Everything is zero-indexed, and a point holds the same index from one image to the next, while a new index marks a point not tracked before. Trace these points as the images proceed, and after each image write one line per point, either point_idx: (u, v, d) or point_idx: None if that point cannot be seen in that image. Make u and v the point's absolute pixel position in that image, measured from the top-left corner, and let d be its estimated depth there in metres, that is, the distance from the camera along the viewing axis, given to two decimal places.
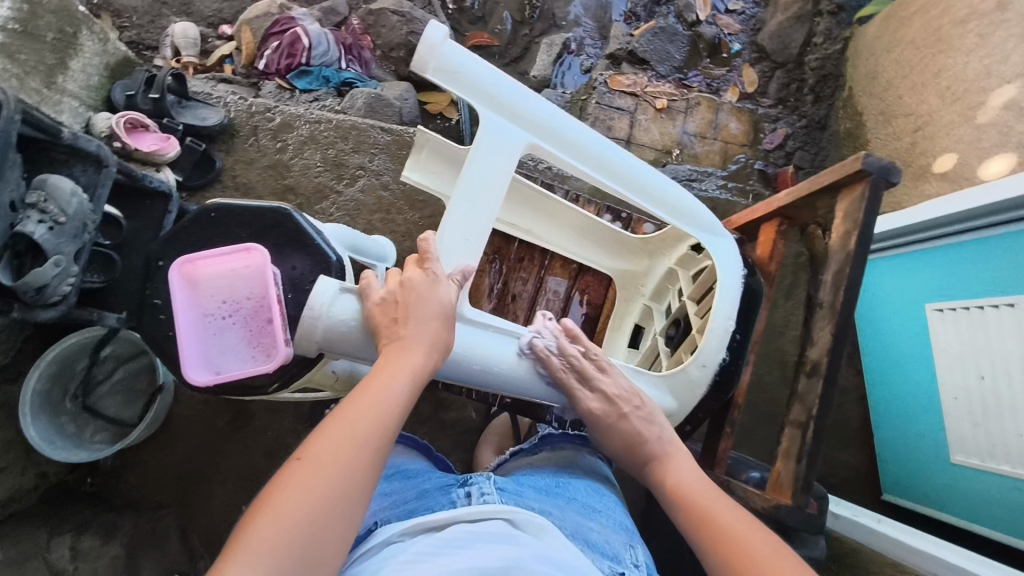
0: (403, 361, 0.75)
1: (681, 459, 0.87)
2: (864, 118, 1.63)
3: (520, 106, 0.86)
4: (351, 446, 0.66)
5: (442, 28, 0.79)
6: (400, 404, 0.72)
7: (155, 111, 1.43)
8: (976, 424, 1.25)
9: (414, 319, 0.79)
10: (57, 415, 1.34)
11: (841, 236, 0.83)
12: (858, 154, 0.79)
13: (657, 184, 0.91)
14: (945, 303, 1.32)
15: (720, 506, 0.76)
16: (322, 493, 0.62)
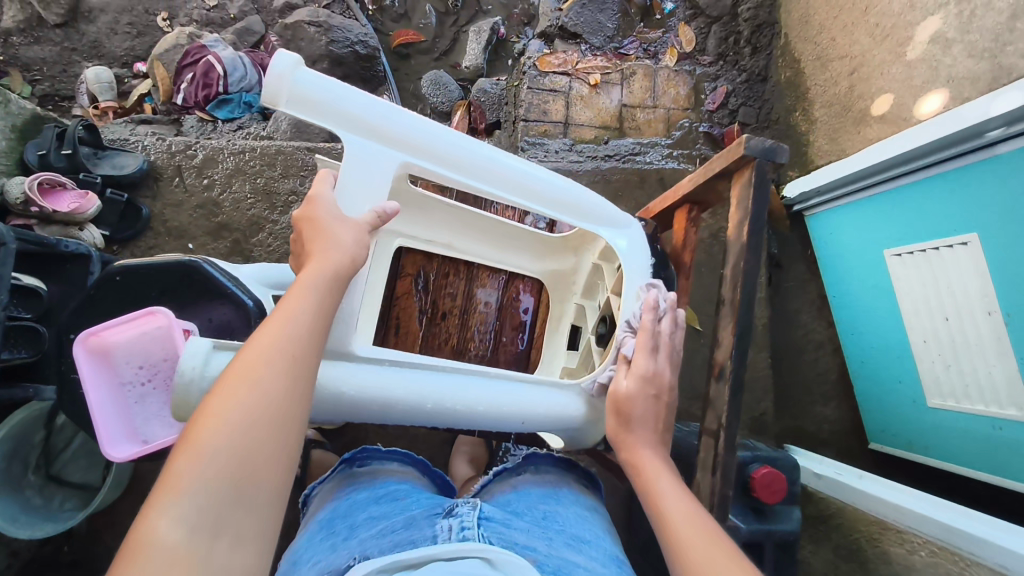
0: (320, 272, 0.68)
1: (643, 403, 0.76)
2: (802, 65, 1.56)
3: (389, 126, 0.79)
4: (268, 361, 0.58)
5: (289, 56, 0.73)
6: (320, 311, 0.65)
7: (71, 167, 1.38)
8: (948, 367, 1.21)
9: (324, 238, 0.71)
10: (21, 490, 1.27)
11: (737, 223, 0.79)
12: (741, 137, 0.76)
13: (552, 189, 0.86)
14: (902, 248, 1.27)
15: (698, 526, 0.63)
16: (246, 416, 0.54)
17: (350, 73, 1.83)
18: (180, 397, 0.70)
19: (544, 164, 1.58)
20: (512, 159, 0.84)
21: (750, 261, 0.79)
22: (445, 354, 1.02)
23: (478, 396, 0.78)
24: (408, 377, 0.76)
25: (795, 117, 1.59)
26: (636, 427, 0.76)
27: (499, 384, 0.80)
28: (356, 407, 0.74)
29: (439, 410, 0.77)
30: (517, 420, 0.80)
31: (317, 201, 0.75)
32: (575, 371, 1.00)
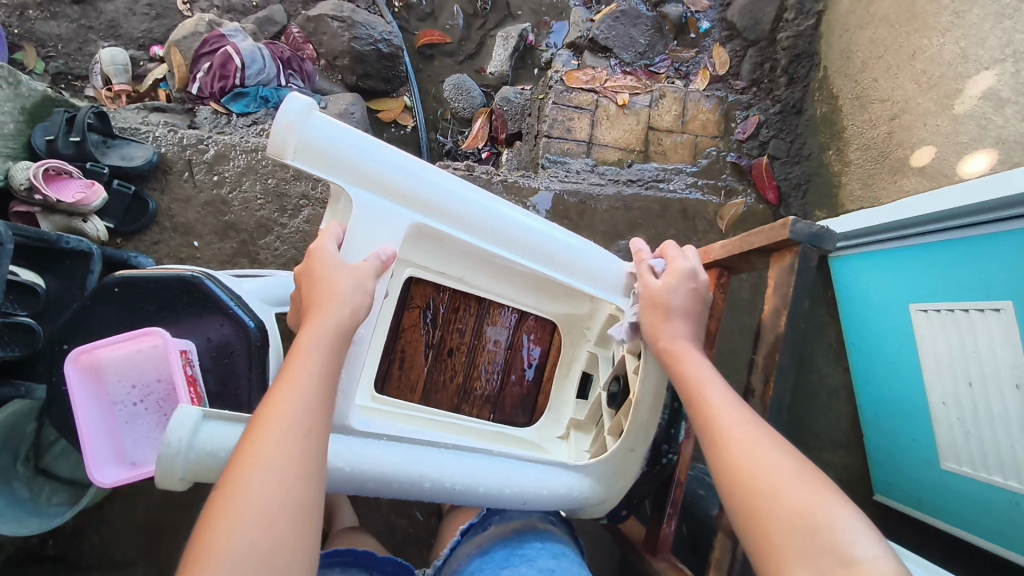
0: (315, 345, 0.68)
1: (681, 296, 0.81)
2: (840, 102, 1.50)
3: (397, 182, 0.80)
4: (276, 443, 0.60)
5: (304, 101, 0.75)
6: (321, 382, 0.66)
7: (78, 155, 1.34)
8: (967, 433, 1.15)
9: (327, 300, 0.72)
10: (9, 481, 1.23)
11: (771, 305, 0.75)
12: (787, 220, 0.72)
13: (560, 249, 0.87)
14: (929, 303, 1.20)
15: (735, 412, 0.69)
16: (261, 506, 0.56)
17: (370, 71, 1.78)
18: (165, 471, 0.67)
19: (564, 185, 1.53)
20: (521, 217, 0.86)
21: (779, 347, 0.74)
22: (450, 392, 0.99)
23: (477, 474, 0.78)
24: (406, 455, 0.75)
25: (829, 156, 1.53)
26: (674, 319, 0.80)
27: (497, 461, 0.80)
28: (351, 482, 0.73)
29: (438, 488, 0.76)
30: (517, 499, 0.79)
31: (320, 257, 0.75)
32: (583, 424, 0.99)
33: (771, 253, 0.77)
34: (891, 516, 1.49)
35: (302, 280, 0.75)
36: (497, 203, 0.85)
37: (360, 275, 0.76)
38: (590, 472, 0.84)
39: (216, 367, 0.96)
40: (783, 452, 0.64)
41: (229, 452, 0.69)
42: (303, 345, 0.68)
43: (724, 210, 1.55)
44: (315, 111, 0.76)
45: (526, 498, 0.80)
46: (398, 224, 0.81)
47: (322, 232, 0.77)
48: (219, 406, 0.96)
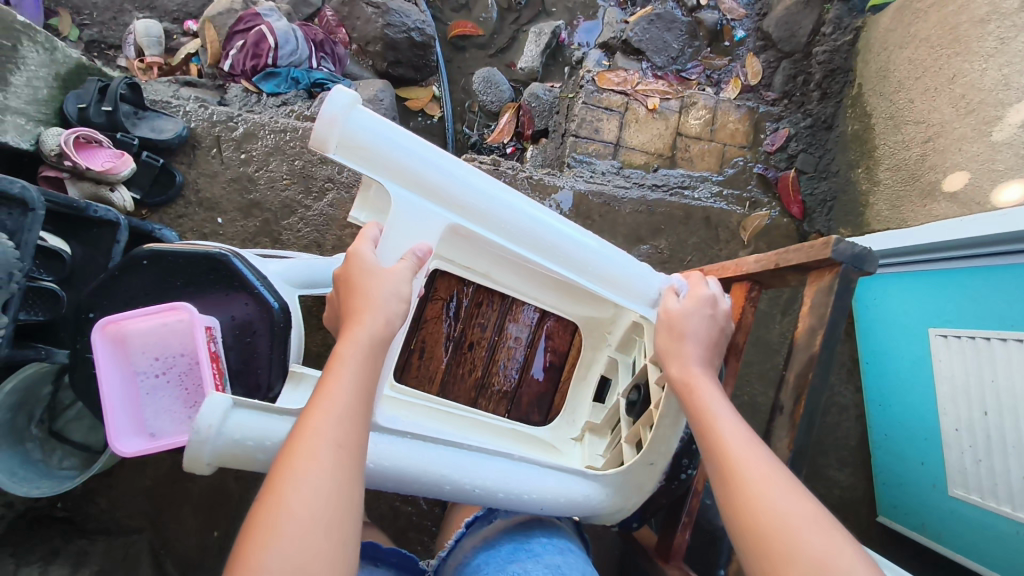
0: (353, 351, 0.68)
1: (697, 322, 0.81)
2: (873, 121, 1.49)
3: (437, 183, 0.80)
4: (313, 455, 0.60)
5: (348, 94, 0.74)
6: (357, 391, 0.66)
7: (109, 124, 1.34)
8: (979, 461, 1.13)
9: (361, 310, 0.71)
10: (23, 442, 1.24)
11: (807, 328, 0.74)
12: (828, 240, 0.69)
13: (594, 259, 0.86)
14: (950, 329, 1.19)
15: (750, 451, 0.66)
16: (298, 517, 0.57)
17: (401, 59, 1.78)
18: (193, 455, 0.68)
19: (589, 185, 1.53)
20: (559, 226, 0.85)
21: (807, 373, 0.73)
22: (468, 385, 1.02)
23: (499, 478, 0.78)
24: (429, 454, 0.76)
25: (857, 174, 1.51)
26: (689, 343, 0.80)
27: (520, 468, 0.80)
28: (373, 477, 0.74)
29: (457, 491, 0.77)
30: (535, 505, 0.80)
31: (358, 259, 0.75)
32: (599, 428, 0.98)
33: (805, 274, 0.76)
34: (896, 539, 1.49)
35: (341, 283, 0.76)
36: (536, 210, 0.84)
37: (400, 280, 0.75)
38: (609, 483, 0.84)
39: (238, 346, 0.97)
40: (799, 493, 0.62)
41: (255, 442, 0.71)
42: (340, 357, 0.68)
43: (747, 221, 1.54)
44: (358, 106, 0.75)
45: (545, 505, 0.81)
46: (436, 226, 0.82)
47: (360, 234, 0.78)
48: (239, 383, 0.96)
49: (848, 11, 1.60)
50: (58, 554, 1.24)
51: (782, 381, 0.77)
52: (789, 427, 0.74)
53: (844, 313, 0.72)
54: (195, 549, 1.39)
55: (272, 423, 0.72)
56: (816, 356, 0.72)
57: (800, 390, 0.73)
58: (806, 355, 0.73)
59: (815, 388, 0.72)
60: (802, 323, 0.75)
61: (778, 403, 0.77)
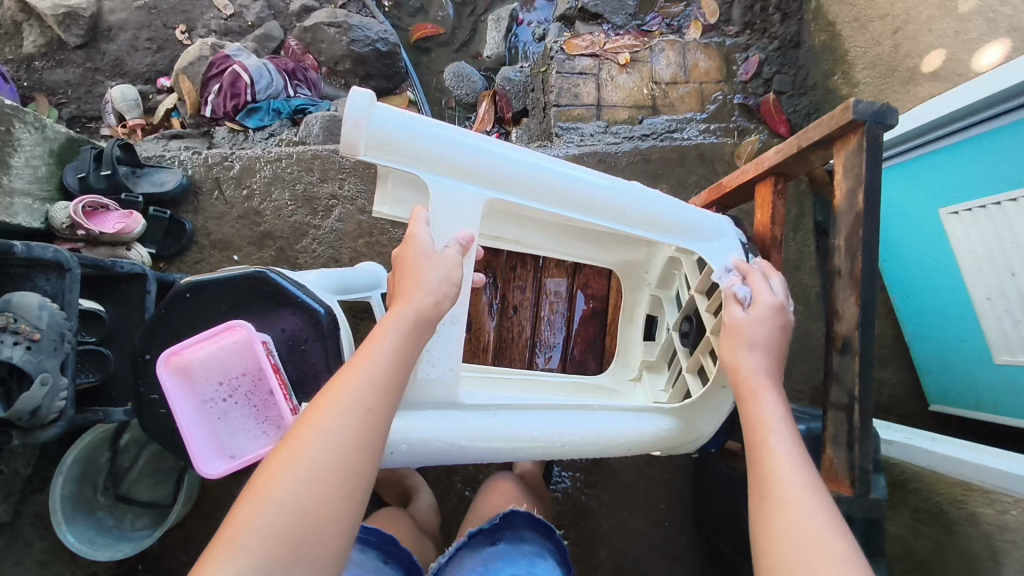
0: (399, 320, 0.70)
1: (765, 329, 0.79)
2: (838, 28, 1.54)
3: (465, 161, 0.81)
4: (339, 414, 0.62)
5: (366, 94, 0.75)
6: (396, 363, 0.67)
7: (111, 187, 1.37)
8: (1018, 321, 1.16)
9: (413, 291, 0.72)
10: (92, 512, 1.27)
11: (845, 196, 0.77)
12: (847, 103, 0.73)
13: (629, 202, 0.87)
14: (960, 205, 1.22)
15: (797, 468, 0.65)
16: (313, 467, 0.59)
17: (372, 71, 1.81)
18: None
19: (581, 148, 1.56)
20: (589, 178, 0.86)
21: (854, 241, 0.76)
22: (519, 348, 1.06)
23: (582, 432, 0.83)
24: (512, 421, 0.81)
25: (834, 82, 1.55)
26: (754, 350, 0.78)
27: (599, 418, 0.85)
28: (470, 453, 0.80)
29: (549, 449, 0.82)
30: (623, 448, 0.86)
31: (414, 242, 0.77)
32: (655, 364, 1.01)
33: (831, 148, 0.79)
34: (954, 422, 1.51)
35: (397, 263, 0.77)
36: (563, 167, 0.85)
37: (450, 265, 0.76)
38: (683, 410, 0.88)
39: (293, 356, 0.99)
40: (829, 517, 0.59)
41: None
42: (383, 331, 0.69)
43: (740, 148, 1.58)
44: (378, 103, 0.76)
45: (628, 447, 0.87)
46: (473, 205, 0.83)
47: (414, 216, 0.79)
48: (302, 392, 0.99)
49: None
50: None
51: (833, 250, 0.80)
52: (854, 286, 0.76)
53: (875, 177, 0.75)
54: None
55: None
56: (861, 215, 0.75)
57: (853, 257, 0.76)
58: (851, 219, 0.76)
59: (869, 246, 0.74)
60: (840, 189, 0.78)
61: (836, 273, 0.79)
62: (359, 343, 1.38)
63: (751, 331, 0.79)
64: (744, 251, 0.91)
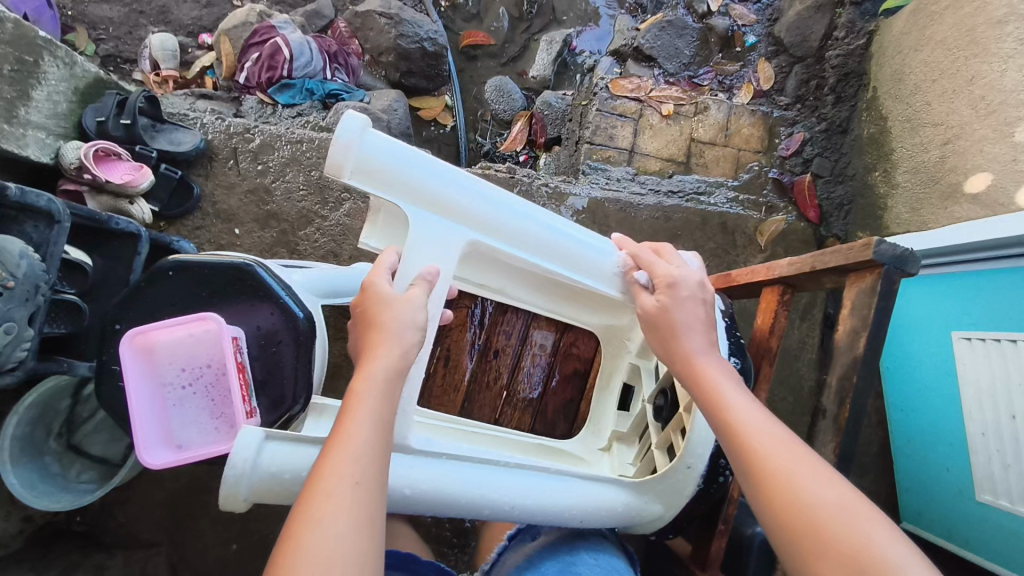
0: (373, 372, 0.66)
1: (689, 307, 0.78)
2: (889, 124, 1.48)
3: (454, 200, 0.79)
4: (330, 497, 0.57)
5: (360, 118, 0.73)
6: (380, 427, 0.64)
7: (128, 138, 1.34)
8: (1007, 466, 1.11)
9: (379, 337, 0.69)
10: (40, 457, 1.17)
11: (847, 333, 0.76)
12: (869, 240, 0.71)
13: (606, 263, 0.87)
14: (974, 332, 1.18)
15: (774, 438, 0.65)
16: (318, 562, 0.53)
17: (414, 69, 1.80)
18: (230, 493, 0.67)
19: (604, 192, 1.53)
20: (576, 234, 0.86)
21: (845, 384, 0.75)
22: (493, 393, 1.05)
23: (535, 496, 0.77)
24: (460, 470, 0.74)
25: (874, 177, 1.51)
26: (687, 333, 0.76)
27: (555, 482, 0.79)
28: (415, 503, 0.73)
29: (498, 511, 0.76)
30: (576, 519, 0.79)
31: (375, 285, 0.73)
32: (626, 436, 0.98)
33: (842, 278, 0.78)
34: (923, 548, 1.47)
35: (358, 314, 0.72)
36: (552, 219, 0.84)
37: (416, 307, 0.72)
38: (650, 494, 0.83)
39: (263, 355, 0.96)
40: (826, 479, 0.61)
41: (291, 475, 0.70)
42: (357, 394, 0.64)
43: (764, 226, 1.54)
44: (371, 129, 0.74)
45: (579, 518, 0.80)
46: (456, 246, 0.80)
47: (376, 263, 0.75)
48: (264, 393, 0.96)
49: (861, 15, 1.62)
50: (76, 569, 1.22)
51: (823, 384, 0.78)
52: (836, 432, 0.75)
53: (881, 319, 0.73)
54: (213, 562, 1.35)
55: (307, 453, 0.70)
56: (859, 358, 0.74)
57: (844, 394, 0.75)
58: (850, 359, 0.75)
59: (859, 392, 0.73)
60: (842, 327, 0.77)
61: (820, 410, 0.78)
62: (338, 344, 1.36)
63: (679, 310, 0.77)
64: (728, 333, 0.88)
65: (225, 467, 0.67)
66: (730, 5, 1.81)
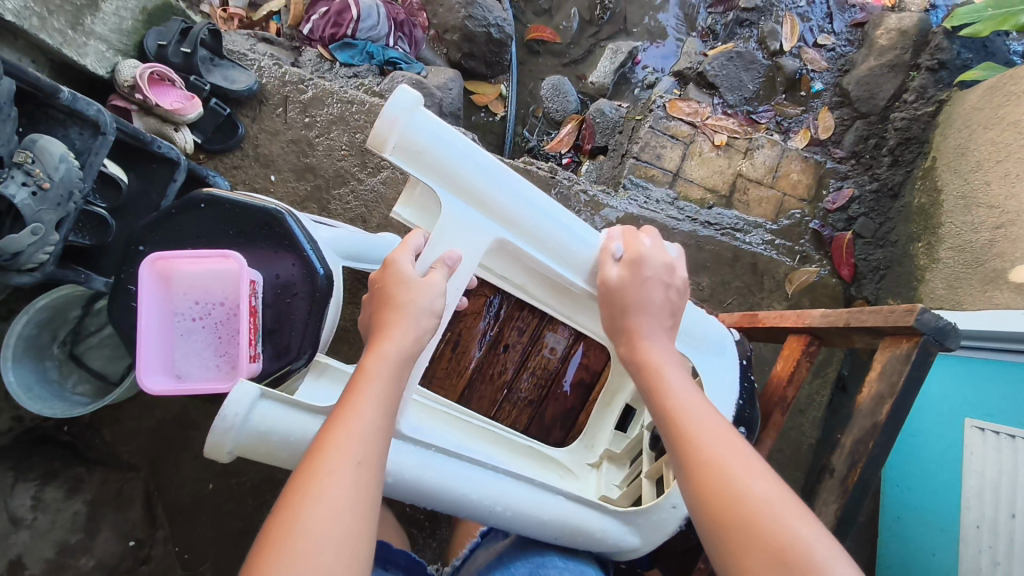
0: (386, 351, 0.65)
1: (652, 292, 0.77)
2: (943, 197, 1.42)
3: (490, 194, 0.77)
4: (330, 473, 0.56)
5: (411, 96, 0.71)
6: (386, 408, 0.63)
7: (185, 66, 1.34)
8: (996, 565, 1.07)
9: (394, 318, 0.68)
10: (40, 360, 1.17)
11: (872, 398, 0.75)
12: (914, 308, 0.70)
13: None
14: (988, 423, 1.15)
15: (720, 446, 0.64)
16: (313, 539, 0.53)
17: (475, 53, 1.80)
18: (216, 443, 0.66)
19: (641, 209, 1.51)
20: (606, 249, 0.83)
21: (858, 449, 0.75)
22: (494, 387, 1.05)
23: (519, 505, 0.76)
24: (446, 467, 0.73)
25: (916, 248, 1.47)
26: (641, 319, 0.76)
27: (540, 495, 0.78)
28: (399, 489, 0.72)
29: (477, 511, 0.74)
30: (553, 535, 0.79)
31: (397, 263, 0.72)
32: (618, 457, 0.95)
33: (876, 340, 0.77)
34: None
35: (376, 291, 0.72)
36: (583, 230, 0.82)
37: (435, 292, 0.71)
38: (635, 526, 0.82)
39: (276, 304, 0.96)
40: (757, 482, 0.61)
41: (281, 437, 0.69)
42: (367, 372, 0.64)
43: (795, 274, 1.52)
44: (421, 109, 0.71)
45: (557, 534, 0.79)
46: (484, 242, 0.79)
47: (403, 243, 0.74)
48: (269, 341, 0.95)
49: (936, 82, 1.56)
50: (55, 475, 1.23)
51: (836, 445, 0.78)
52: (840, 494, 0.75)
53: (908, 390, 0.72)
54: (188, 497, 1.35)
55: (298, 419, 0.69)
56: (880, 425, 0.73)
57: (856, 458, 0.75)
58: (869, 424, 0.74)
59: (874, 460, 0.73)
60: (866, 391, 0.76)
61: (828, 470, 0.78)
62: (350, 308, 1.36)
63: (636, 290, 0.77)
64: (741, 374, 0.86)
65: (217, 415, 0.65)
66: (802, 48, 1.79)
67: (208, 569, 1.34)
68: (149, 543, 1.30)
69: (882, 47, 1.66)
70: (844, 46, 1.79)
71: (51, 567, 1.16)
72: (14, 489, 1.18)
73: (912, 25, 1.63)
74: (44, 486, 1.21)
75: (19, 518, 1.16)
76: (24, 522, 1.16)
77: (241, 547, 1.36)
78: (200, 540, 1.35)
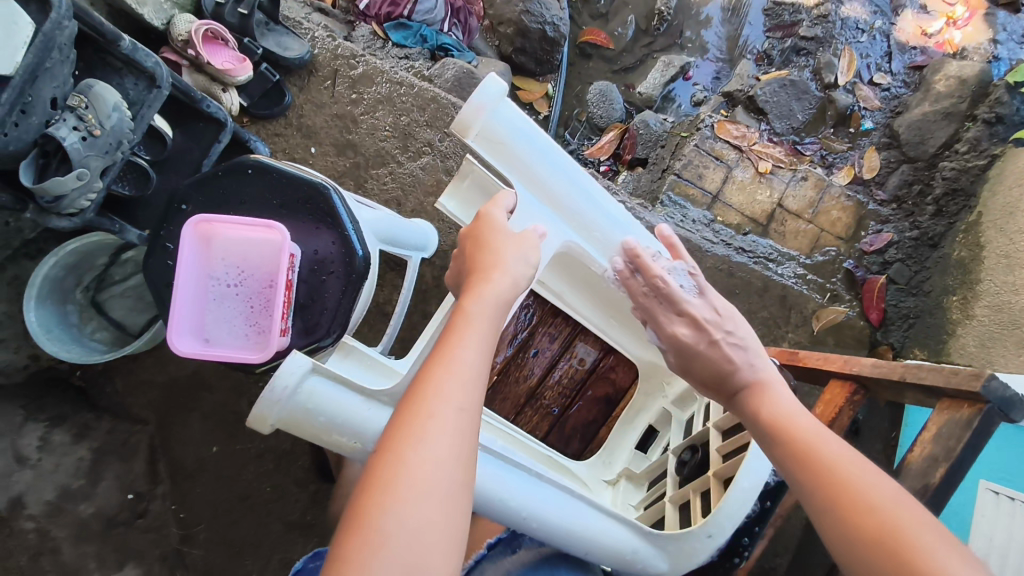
0: (484, 292, 0.63)
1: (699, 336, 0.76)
2: (985, 253, 1.40)
3: (561, 191, 0.80)
4: (432, 414, 0.52)
5: (501, 87, 0.72)
6: (484, 351, 0.59)
7: (240, 27, 1.33)
8: None
9: (490, 266, 0.66)
10: (63, 303, 1.17)
11: (925, 459, 0.78)
12: (981, 373, 0.74)
13: None
14: (1005, 487, 1.14)
15: (837, 450, 0.62)
16: (415, 481, 0.49)
17: (527, 48, 1.78)
18: (261, 414, 0.65)
19: (677, 228, 1.50)
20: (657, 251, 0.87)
21: None
22: (520, 390, 1.05)
23: (549, 510, 0.72)
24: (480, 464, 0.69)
25: (950, 301, 1.45)
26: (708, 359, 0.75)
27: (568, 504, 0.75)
28: None
29: (505, 513, 0.70)
30: (580, 548, 0.75)
31: (488, 221, 0.72)
32: (636, 476, 0.96)
33: (931, 398, 0.81)
34: None
35: (468, 239, 0.71)
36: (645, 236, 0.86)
37: (527, 247, 0.69)
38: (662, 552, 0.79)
39: (311, 280, 0.95)
40: (889, 481, 0.59)
41: (325, 418, 0.67)
42: (467, 313, 0.61)
43: (823, 311, 1.49)
44: (507, 100, 0.73)
45: (584, 548, 0.75)
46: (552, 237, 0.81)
47: (494, 199, 0.74)
48: (300, 316, 0.94)
49: (990, 135, 1.53)
50: (65, 419, 1.23)
51: None
52: None
53: (962, 455, 0.75)
54: (192, 457, 1.35)
55: (343, 398, 0.68)
56: (930, 488, 0.76)
57: None
58: (920, 485, 0.77)
59: None
60: (920, 452, 0.79)
61: None
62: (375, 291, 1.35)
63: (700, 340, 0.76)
64: None
65: (267, 383, 0.64)
66: (857, 84, 1.77)
67: (203, 531, 1.33)
68: (149, 498, 1.28)
69: (938, 92, 1.63)
70: (899, 87, 1.77)
71: (49, 509, 1.13)
72: (22, 429, 1.17)
73: (972, 74, 1.61)
74: (52, 428, 1.20)
75: (24, 457, 1.14)
76: (28, 462, 1.14)
77: (239, 513, 1.35)
78: (197, 502, 1.34)
